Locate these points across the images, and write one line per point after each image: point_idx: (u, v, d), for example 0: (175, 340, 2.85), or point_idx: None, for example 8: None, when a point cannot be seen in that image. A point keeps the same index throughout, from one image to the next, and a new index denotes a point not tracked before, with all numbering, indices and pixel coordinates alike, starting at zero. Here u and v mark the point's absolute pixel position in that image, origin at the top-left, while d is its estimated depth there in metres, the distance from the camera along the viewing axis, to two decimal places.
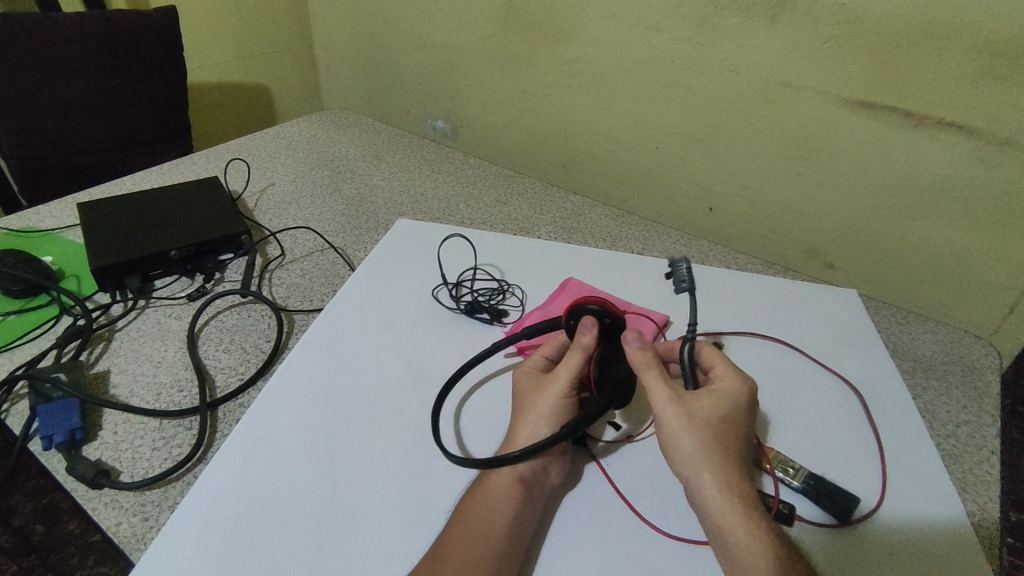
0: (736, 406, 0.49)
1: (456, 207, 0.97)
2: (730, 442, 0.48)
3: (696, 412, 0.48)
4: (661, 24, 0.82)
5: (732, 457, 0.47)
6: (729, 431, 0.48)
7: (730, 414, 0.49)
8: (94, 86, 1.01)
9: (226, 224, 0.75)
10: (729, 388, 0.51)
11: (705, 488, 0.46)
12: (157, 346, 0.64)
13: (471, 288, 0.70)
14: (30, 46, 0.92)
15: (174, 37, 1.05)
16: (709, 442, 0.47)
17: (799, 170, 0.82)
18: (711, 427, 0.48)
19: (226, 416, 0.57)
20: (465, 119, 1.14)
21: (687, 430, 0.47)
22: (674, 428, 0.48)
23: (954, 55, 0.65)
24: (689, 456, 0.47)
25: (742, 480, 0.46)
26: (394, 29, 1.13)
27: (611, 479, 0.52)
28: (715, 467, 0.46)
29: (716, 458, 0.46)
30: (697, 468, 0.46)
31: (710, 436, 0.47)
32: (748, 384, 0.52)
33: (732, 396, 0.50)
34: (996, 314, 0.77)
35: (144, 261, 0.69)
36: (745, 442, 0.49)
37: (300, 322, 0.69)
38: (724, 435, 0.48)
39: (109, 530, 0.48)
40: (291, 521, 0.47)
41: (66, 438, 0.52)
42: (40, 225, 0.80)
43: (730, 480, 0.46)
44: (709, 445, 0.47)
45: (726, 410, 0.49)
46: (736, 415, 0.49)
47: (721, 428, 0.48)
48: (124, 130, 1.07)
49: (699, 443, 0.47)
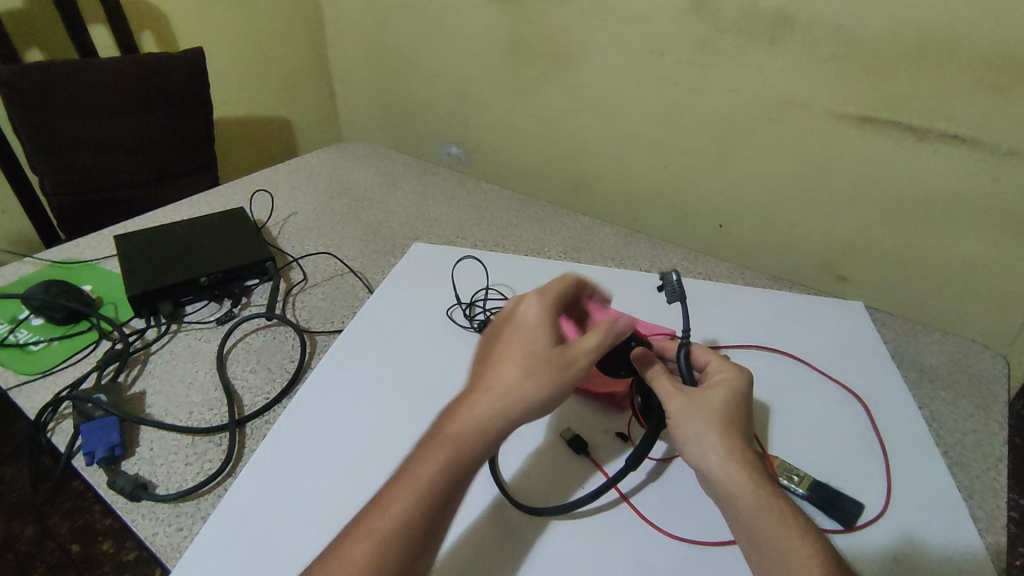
0: (734, 391, 0.51)
1: (470, 230, 1.00)
2: (734, 421, 0.49)
3: (697, 397, 0.50)
4: (665, 48, 0.85)
5: (738, 434, 0.48)
6: (732, 413, 0.49)
7: (731, 397, 0.50)
8: (129, 124, 1.07)
9: (253, 251, 0.79)
10: (724, 375, 0.52)
11: (714, 465, 0.46)
12: (189, 367, 0.68)
13: (483, 307, 0.73)
14: (71, 89, 0.98)
15: (203, 75, 1.11)
16: (713, 423, 0.48)
17: (804, 185, 0.84)
18: (712, 412, 0.49)
19: (253, 432, 0.60)
20: (479, 144, 1.18)
21: (691, 418, 0.48)
22: (679, 418, 0.49)
23: (952, 70, 0.67)
24: (697, 440, 0.47)
25: (748, 455, 0.47)
26: (409, 61, 1.18)
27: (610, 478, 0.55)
28: (721, 448, 0.47)
29: (722, 435, 0.47)
30: (704, 452, 0.47)
31: (713, 416, 0.48)
32: (742, 372, 0.53)
33: (727, 381, 0.52)
34: (1009, 323, 0.78)
35: (176, 288, 0.73)
36: (747, 423, 0.50)
37: (322, 343, 0.73)
38: (726, 414, 0.49)
39: (146, 539, 0.51)
40: (317, 530, 0.49)
41: (106, 454, 0.56)
42: (80, 257, 0.85)
43: (737, 454, 0.46)
44: (713, 425, 0.48)
45: (725, 395, 0.50)
46: (736, 397, 0.50)
47: (723, 409, 0.49)
48: (156, 165, 1.13)
49: (705, 426, 0.48)
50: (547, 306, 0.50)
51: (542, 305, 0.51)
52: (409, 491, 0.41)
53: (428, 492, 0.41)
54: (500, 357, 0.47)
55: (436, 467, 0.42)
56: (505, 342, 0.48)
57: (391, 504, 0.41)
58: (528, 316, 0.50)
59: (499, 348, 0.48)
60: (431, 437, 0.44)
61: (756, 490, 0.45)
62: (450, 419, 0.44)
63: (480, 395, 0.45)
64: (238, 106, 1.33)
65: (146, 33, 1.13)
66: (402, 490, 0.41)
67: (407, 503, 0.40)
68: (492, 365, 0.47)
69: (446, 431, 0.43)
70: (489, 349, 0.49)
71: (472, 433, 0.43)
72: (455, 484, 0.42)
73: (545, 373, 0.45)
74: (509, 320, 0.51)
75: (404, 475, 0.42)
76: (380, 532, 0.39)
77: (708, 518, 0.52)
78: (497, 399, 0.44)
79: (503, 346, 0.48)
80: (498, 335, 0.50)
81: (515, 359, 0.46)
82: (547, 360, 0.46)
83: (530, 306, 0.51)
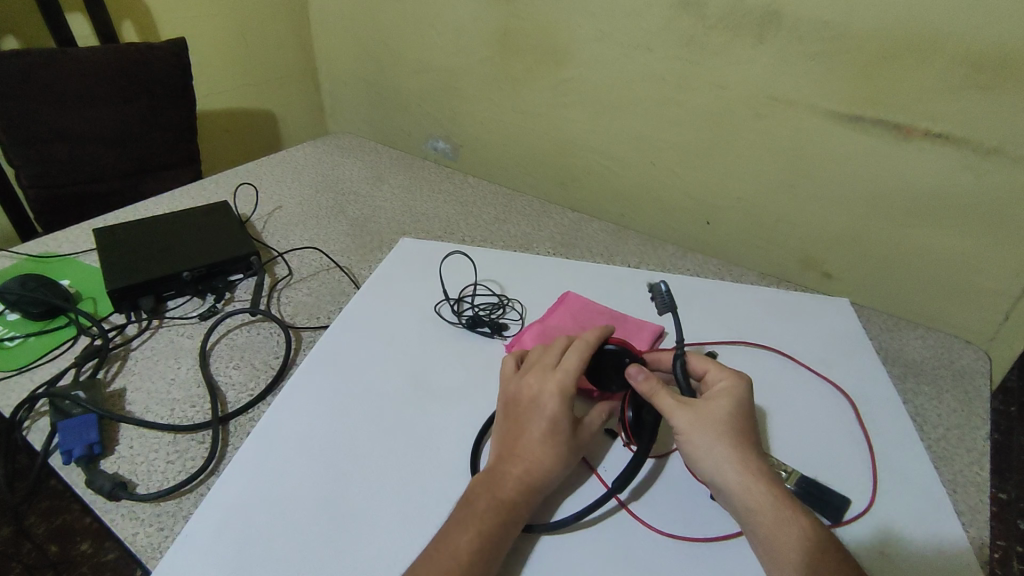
0: (738, 399, 0.51)
1: (457, 225, 0.99)
2: (742, 431, 0.50)
3: (702, 410, 0.50)
4: (653, 44, 0.85)
5: (747, 444, 0.49)
6: (738, 422, 0.50)
7: (734, 405, 0.51)
8: (107, 115, 1.04)
9: (236, 246, 0.78)
10: (724, 385, 0.53)
11: (733, 480, 0.47)
12: (171, 363, 0.67)
13: (472, 302, 0.72)
14: (46, 78, 0.96)
15: (186, 66, 1.09)
16: (723, 435, 0.49)
17: (790, 181, 0.84)
18: (720, 424, 0.49)
19: (237, 430, 0.59)
20: (466, 138, 1.17)
21: (701, 432, 0.49)
22: (688, 433, 0.49)
23: (936, 69, 0.68)
24: (710, 453, 0.48)
25: (759, 465, 0.48)
26: (396, 55, 1.17)
27: (598, 473, 0.54)
28: (733, 460, 0.48)
29: (733, 446, 0.48)
30: (719, 467, 0.48)
31: (722, 429, 0.49)
32: (742, 379, 0.54)
33: (730, 391, 0.52)
34: (990, 320, 0.79)
35: (158, 283, 0.72)
36: (754, 429, 0.51)
37: (307, 339, 0.72)
38: (734, 426, 0.50)
39: (126, 540, 0.50)
40: (302, 529, 0.48)
41: (84, 453, 0.55)
42: (57, 250, 0.83)
43: (749, 464, 0.48)
44: (723, 437, 0.49)
45: (729, 403, 0.51)
46: (740, 407, 0.51)
47: (730, 420, 0.50)
48: (137, 158, 1.11)
49: (716, 439, 0.49)
50: (571, 393, 0.52)
51: (565, 390, 0.52)
52: (469, 544, 0.45)
53: (486, 544, 0.45)
54: (531, 442, 0.50)
55: (494, 526, 0.46)
56: (535, 427, 0.50)
57: (451, 553, 0.44)
58: (553, 404, 0.51)
59: (528, 430, 0.51)
60: (484, 499, 0.47)
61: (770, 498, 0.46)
62: (499, 490, 0.48)
63: (514, 473, 0.49)
64: (221, 98, 1.31)
65: (127, 22, 1.11)
66: (461, 543, 0.45)
67: (471, 554, 0.44)
68: (524, 448, 0.50)
69: (496, 496, 0.47)
70: (514, 428, 0.52)
71: (519, 502, 0.47)
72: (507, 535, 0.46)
73: (570, 462, 0.50)
74: (530, 399, 0.52)
75: (458, 531, 0.46)
76: (450, 574, 0.43)
77: (695, 514, 0.51)
78: (533, 481, 0.48)
79: (534, 432, 0.50)
80: (520, 412, 0.52)
81: (541, 440, 0.50)
82: (572, 452, 0.51)
83: (551, 392, 0.52)
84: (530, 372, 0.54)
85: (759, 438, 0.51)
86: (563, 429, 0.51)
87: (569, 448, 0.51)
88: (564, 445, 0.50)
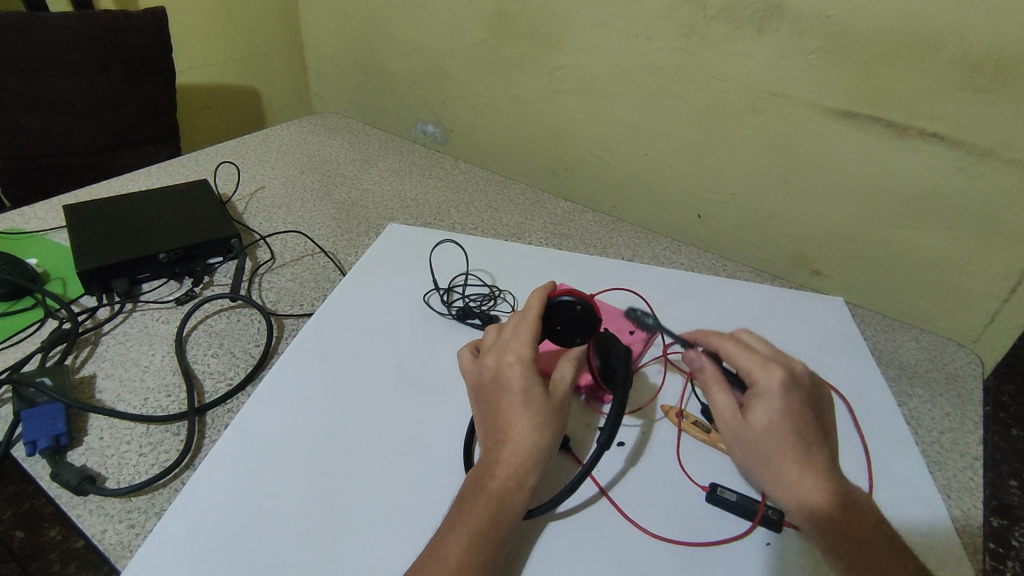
0: (784, 406, 0.48)
1: (447, 212, 0.97)
2: (787, 438, 0.47)
3: (742, 425, 0.49)
4: (651, 33, 0.83)
5: (792, 453, 0.47)
6: (784, 433, 0.47)
7: (779, 415, 0.47)
8: (80, 86, 1.00)
9: (215, 228, 0.74)
10: (761, 386, 0.49)
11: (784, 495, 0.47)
12: (144, 350, 0.64)
13: (462, 293, 0.70)
14: (15, 45, 0.91)
15: (165, 38, 1.05)
16: (768, 451, 0.47)
17: (786, 178, 0.83)
18: (763, 440, 0.48)
19: (215, 421, 0.57)
20: (457, 123, 1.14)
21: (744, 449, 0.49)
22: (734, 446, 0.49)
23: (935, 69, 0.66)
24: (756, 468, 0.48)
25: (811, 476, 0.46)
26: (385, 34, 1.13)
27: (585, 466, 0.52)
28: (780, 476, 0.47)
29: (779, 463, 0.47)
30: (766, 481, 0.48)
31: (765, 442, 0.48)
32: (781, 370, 0.49)
33: (767, 394, 0.48)
34: (980, 322, 0.79)
35: (131, 265, 0.68)
36: (807, 424, 0.48)
37: (290, 327, 0.69)
38: (778, 439, 0.47)
39: (94, 537, 0.47)
40: (282, 529, 0.46)
41: (50, 444, 0.52)
42: (23, 227, 0.78)
43: (798, 480, 0.46)
44: (767, 453, 0.47)
45: (771, 413, 0.48)
46: (783, 411, 0.47)
47: (772, 434, 0.47)
48: (112, 132, 1.06)
49: (760, 454, 0.48)
50: (530, 360, 0.50)
51: (523, 359, 0.49)
52: (461, 543, 0.42)
53: (480, 542, 0.42)
54: (509, 421, 0.47)
55: (486, 520, 0.43)
56: (507, 404, 0.47)
57: (444, 557, 0.42)
58: (517, 375, 0.48)
59: (502, 410, 0.48)
60: (475, 494, 0.45)
61: (829, 508, 0.45)
62: (487, 482, 0.45)
63: (500, 458, 0.46)
64: (202, 72, 1.27)
65: None
66: (455, 547, 0.42)
67: (463, 556, 0.42)
68: (503, 429, 0.47)
69: (485, 488, 0.45)
70: (488, 412, 0.49)
71: (511, 488, 0.45)
72: (503, 529, 0.44)
73: (552, 425, 0.47)
74: (493, 378, 0.49)
75: (452, 534, 0.43)
76: None
77: (691, 517, 0.50)
78: (519, 458, 0.46)
79: (508, 409, 0.47)
80: (488, 394, 0.49)
81: (519, 415, 0.47)
82: (552, 414, 0.48)
83: (510, 363, 0.49)
84: (486, 354, 0.52)
85: (815, 428, 0.48)
86: (534, 394, 0.48)
87: (549, 412, 0.48)
88: (542, 411, 0.48)
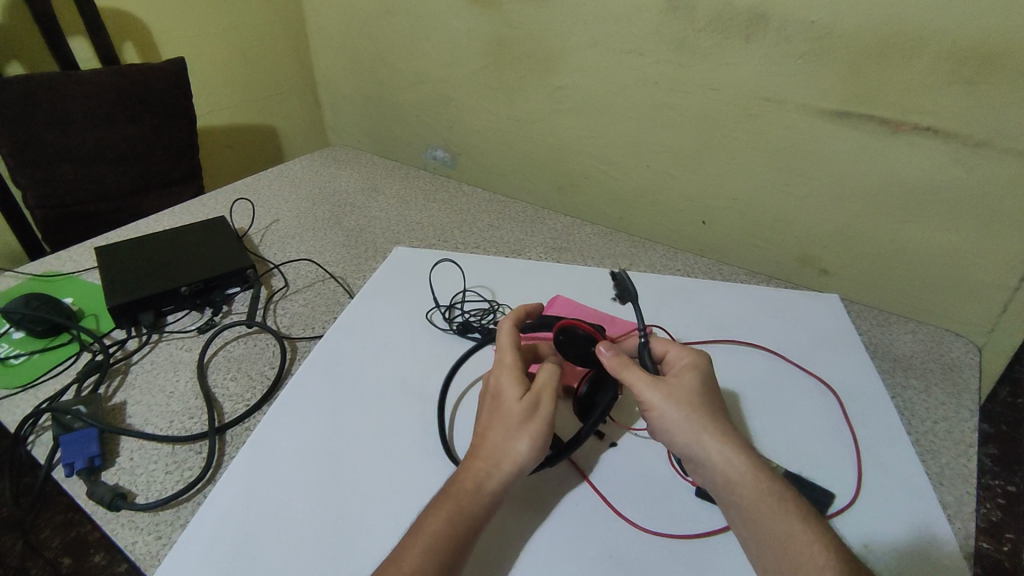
0: (702, 376, 0.53)
1: (451, 233, 1.01)
2: (711, 404, 0.51)
3: (673, 386, 0.51)
4: (644, 49, 0.86)
5: (718, 416, 0.51)
6: (705, 397, 0.52)
7: (700, 380, 0.53)
8: (109, 135, 1.07)
9: (233, 260, 0.80)
10: (685, 361, 0.54)
11: (720, 456, 0.48)
12: (170, 376, 0.68)
13: (462, 309, 0.73)
14: (51, 103, 0.99)
15: (184, 86, 1.12)
16: (697, 411, 0.50)
17: (782, 180, 0.85)
18: (691, 400, 0.51)
19: (234, 439, 0.61)
20: (464, 147, 1.19)
21: (675, 410, 0.50)
22: (663, 411, 0.50)
23: (923, 64, 0.68)
24: (689, 430, 0.49)
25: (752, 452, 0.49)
26: (393, 66, 1.19)
27: (581, 468, 0.55)
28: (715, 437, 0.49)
29: (710, 424, 0.50)
30: (701, 442, 0.49)
31: (693, 405, 0.50)
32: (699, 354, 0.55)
33: (691, 367, 0.54)
34: (991, 312, 0.79)
35: (156, 298, 0.73)
36: (720, 402, 0.53)
37: (303, 349, 0.73)
38: (701, 398, 0.51)
39: (126, 548, 0.51)
40: (296, 534, 0.50)
41: (85, 465, 0.56)
42: (60, 269, 0.85)
43: (732, 441, 0.49)
44: (696, 413, 0.50)
45: (694, 378, 0.53)
46: (701, 381, 0.53)
47: (697, 394, 0.51)
48: (139, 176, 1.14)
49: (690, 415, 0.50)
50: (510, 366, 0.53)
51: (504, 366, 0.53)
52: (427, 541, 0.45)
53: (444, 542, 0.45)
54: (488, 424, 0.51)
55: (452, 517, 0.46)
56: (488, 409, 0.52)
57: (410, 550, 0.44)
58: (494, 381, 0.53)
59: (484, 415, 0.52)
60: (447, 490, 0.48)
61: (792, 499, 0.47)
62: (460, 480, 0.48)
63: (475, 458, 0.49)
64: (222, 114, 1.34)
65: (128, 44, 1.13)
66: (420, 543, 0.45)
67: (426, 552, 0.44)
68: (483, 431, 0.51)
69: (457, 488, 0.48)
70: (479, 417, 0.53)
71: (478, 489, 0.47)
72: (466, 529, 0.46)
73: (528, 431, 0.49)
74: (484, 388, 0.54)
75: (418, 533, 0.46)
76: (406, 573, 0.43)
77: (682, 512, 0.52)
78: (489, 457, 0.49)
79: (488, 414, 0.52)
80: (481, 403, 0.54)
81: (496, 420, 0.51)
82: (525, 414, 0.50)
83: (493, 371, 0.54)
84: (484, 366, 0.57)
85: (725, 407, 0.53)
86: (511, 397, 0.51)
87: (525, 413, 0.50)
88: (517, 410, 0.50)
